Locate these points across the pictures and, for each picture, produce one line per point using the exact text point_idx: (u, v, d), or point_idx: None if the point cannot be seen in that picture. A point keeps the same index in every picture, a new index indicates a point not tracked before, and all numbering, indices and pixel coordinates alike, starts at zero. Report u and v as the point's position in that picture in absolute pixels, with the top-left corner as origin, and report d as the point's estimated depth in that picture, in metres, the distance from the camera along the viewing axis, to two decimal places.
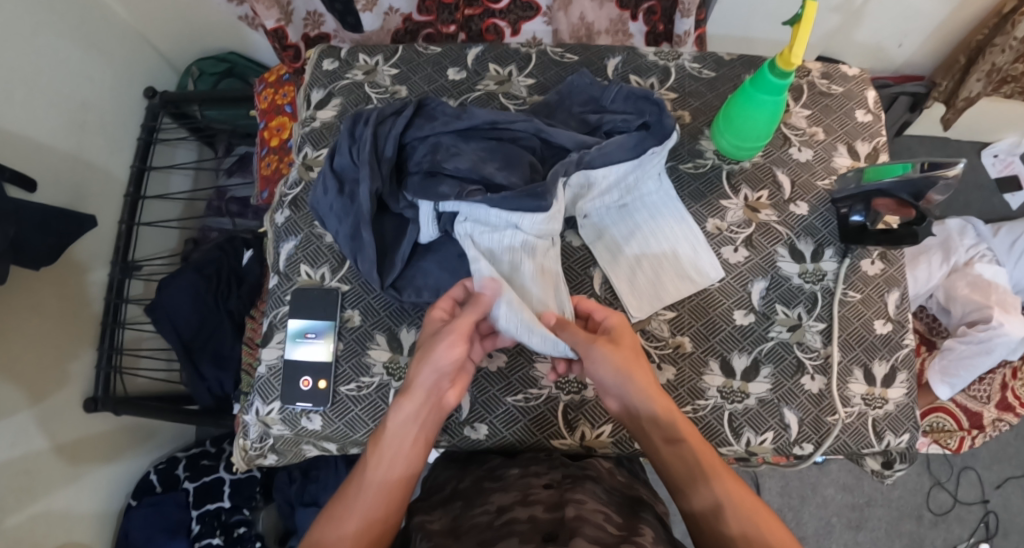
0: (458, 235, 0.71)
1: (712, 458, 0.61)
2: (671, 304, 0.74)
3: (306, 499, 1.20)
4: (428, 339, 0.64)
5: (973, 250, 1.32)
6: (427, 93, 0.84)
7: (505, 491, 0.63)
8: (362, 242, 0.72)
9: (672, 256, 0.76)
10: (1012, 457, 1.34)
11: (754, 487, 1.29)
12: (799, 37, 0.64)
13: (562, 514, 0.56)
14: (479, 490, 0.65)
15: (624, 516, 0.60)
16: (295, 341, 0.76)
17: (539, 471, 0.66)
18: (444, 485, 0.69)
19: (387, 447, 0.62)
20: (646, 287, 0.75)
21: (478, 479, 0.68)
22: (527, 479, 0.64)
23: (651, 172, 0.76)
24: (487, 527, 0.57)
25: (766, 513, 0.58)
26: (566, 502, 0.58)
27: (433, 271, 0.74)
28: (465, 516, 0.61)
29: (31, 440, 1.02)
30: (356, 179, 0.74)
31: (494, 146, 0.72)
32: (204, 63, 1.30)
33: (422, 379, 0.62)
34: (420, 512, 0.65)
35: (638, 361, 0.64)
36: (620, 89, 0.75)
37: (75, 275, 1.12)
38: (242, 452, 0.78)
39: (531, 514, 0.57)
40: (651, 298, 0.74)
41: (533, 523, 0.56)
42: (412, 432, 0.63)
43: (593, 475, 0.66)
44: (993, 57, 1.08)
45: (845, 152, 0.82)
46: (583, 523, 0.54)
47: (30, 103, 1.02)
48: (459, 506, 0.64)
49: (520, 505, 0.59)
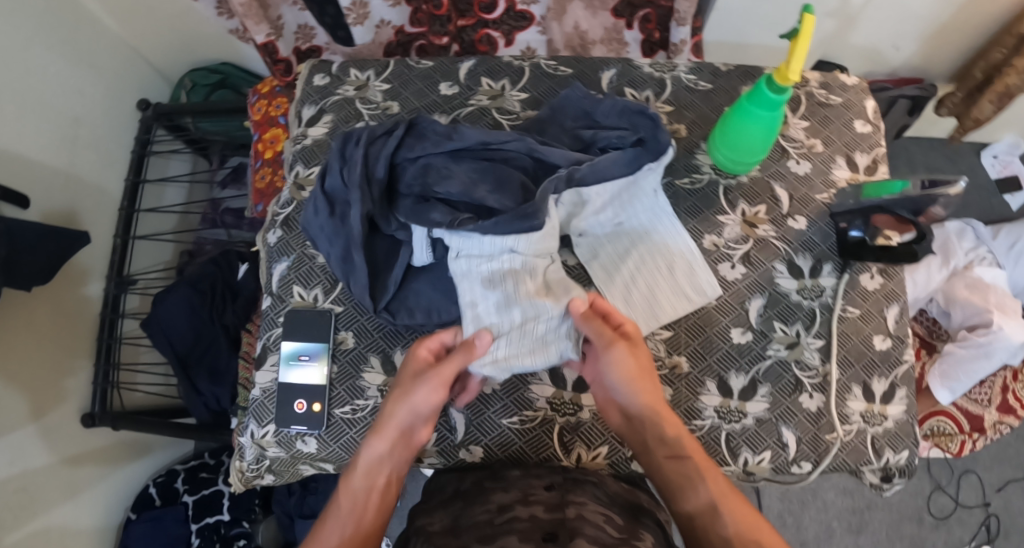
0: (454, 272, 0.69)
1: (707, 464, 0.64)
2: (667, 324, 0.73)
3: (305, 511, 1.19)
4: (408, 378, 0.66)
5: (973, 253, 1.32)
6: (419, 109, 0.83)
7: (505, 490, 0.63)
8: (354, 265, 0.71)
9: (668, 274, 0.74)
10: (1012, 460, 1.34)
11: (754, 495, 1.29)
12: (797, 52, 0.63)
13: (562, 515, 0.57)
14: (481, 489, 0.65)
15: (626, 518, 0.61)
16: (288, 364, 0.75)
17: (541, 473, 0.66)
18: (445, 485, 0.69)
19: (360, 480, 0.65)
20: (641, 304, 0.74)
21: (480, 479, 0.67)
22: (528, 480, 0.64)
23: (647, 189, 0.75)
24: (488, 525, 0.57)
25: (756, 518, 0.61)
26: (566, 502, 0.59)
27: (425, 292, 0.74)
28: (466, 515, 0.61)
29: (29, 457, 1.01)
30: (347, 200, 0.73)
31: (485, 167, 0.71)
32: (197, 75, 1.29)
33: (396, 419, 0.65)
34: (422, 513, 0.65)
35: (644, 366, 0.66)
36: (614, 103, 0.73)
37: (68, 290, 1.11)
38: (238, 474, 0.76)
39: (531, 514, 0.58)
40: (646, 316, 0.73)
41: (533, 522, 0.56)
42: (384, 473, 0.65)
43: (595, 480, 0.66)
44: (1007, 79, 1.09)
45: (844, 164, 0.81)
46: (583, 523, 0.56)
47: (22, 120, 1.01)
48: (460, 505, 0.63)
49: (521, 504, 0.60)
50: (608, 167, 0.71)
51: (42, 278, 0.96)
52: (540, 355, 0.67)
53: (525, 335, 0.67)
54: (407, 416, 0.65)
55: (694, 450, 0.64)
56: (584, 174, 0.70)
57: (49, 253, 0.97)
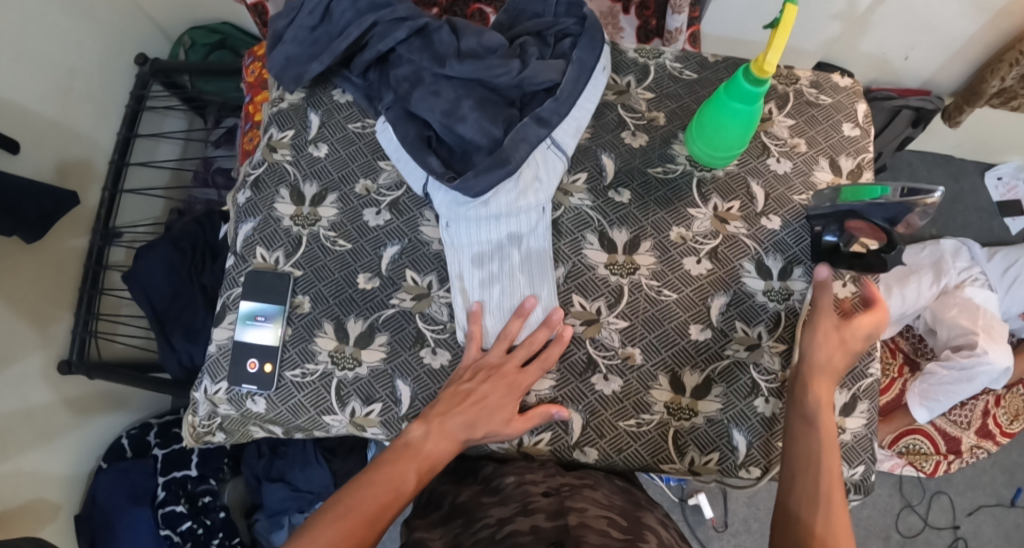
0: (390, 146, 0.77)
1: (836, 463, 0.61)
2: (592, 231, 0.74)
3: (273, 474, 1.21)
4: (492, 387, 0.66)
5: (966, 273, 1.27)
6: (379, 42, 0.77)
7: (504, 504, 0.61)
8: (321, 45, 0.79)
9: (546, 212, 0.73)
10: (986, 485, 1.32)
11: (720, 499, 1.28)
12: (775, 43, 0.60)
13: (565, 523, 0.54)
14: (478, 505, 0.63)
15: (627, 519, 0.59)
16: (245, 324, 0.74)
17: (536, 479, 0.65)
18: (440, 502, 0.68)
19: (418, 467, 0.62)
20: (529, 218, 0.72)
21: (477, 493, 0.66)
22: (525, 487, 0.63)
23: (564, 129, 0.75)
24: (489, 541, 0.54)
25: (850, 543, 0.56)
26: (567, 510, 0.57)
27: (350, 81, 0.81)
28: (467, 532, 0.59)
29: (4, 401, 1.00)
30: (324, 21, 0.79)
31: (428, 48, 0.76)
32: (196, 33, 1.30)
33: (463, 416, 0.65)
34: (420, 529, 0.63)
35: (845, 356, 0.67)
36: (571, 70, 0.75)
37: (54, 238, 1.12)
38: (190, 429, 0.76)
39: (533, 525, 0.55)
40: (540, 248, 0.72)
41: (536, 535, 0.53)
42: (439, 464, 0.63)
43: (592, 482, 0.66)
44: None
45: (826, 166, 0.78)
46: (588, 531, 0.53)
47: (17, 68, 1.01)
48: (460, 524, 0.61)
49: (522, 516, 0.57)
50: (540, 68, 0.74)
51: (34, 234, 0.98)
52: (513, 297, 0.71)
53: (502, 282, 0.71)
54: (484, 416, 0.65)
55: (830, 439, 0.62)
56: (522, 81, 0.73)
57: (25, 213, 0.96)
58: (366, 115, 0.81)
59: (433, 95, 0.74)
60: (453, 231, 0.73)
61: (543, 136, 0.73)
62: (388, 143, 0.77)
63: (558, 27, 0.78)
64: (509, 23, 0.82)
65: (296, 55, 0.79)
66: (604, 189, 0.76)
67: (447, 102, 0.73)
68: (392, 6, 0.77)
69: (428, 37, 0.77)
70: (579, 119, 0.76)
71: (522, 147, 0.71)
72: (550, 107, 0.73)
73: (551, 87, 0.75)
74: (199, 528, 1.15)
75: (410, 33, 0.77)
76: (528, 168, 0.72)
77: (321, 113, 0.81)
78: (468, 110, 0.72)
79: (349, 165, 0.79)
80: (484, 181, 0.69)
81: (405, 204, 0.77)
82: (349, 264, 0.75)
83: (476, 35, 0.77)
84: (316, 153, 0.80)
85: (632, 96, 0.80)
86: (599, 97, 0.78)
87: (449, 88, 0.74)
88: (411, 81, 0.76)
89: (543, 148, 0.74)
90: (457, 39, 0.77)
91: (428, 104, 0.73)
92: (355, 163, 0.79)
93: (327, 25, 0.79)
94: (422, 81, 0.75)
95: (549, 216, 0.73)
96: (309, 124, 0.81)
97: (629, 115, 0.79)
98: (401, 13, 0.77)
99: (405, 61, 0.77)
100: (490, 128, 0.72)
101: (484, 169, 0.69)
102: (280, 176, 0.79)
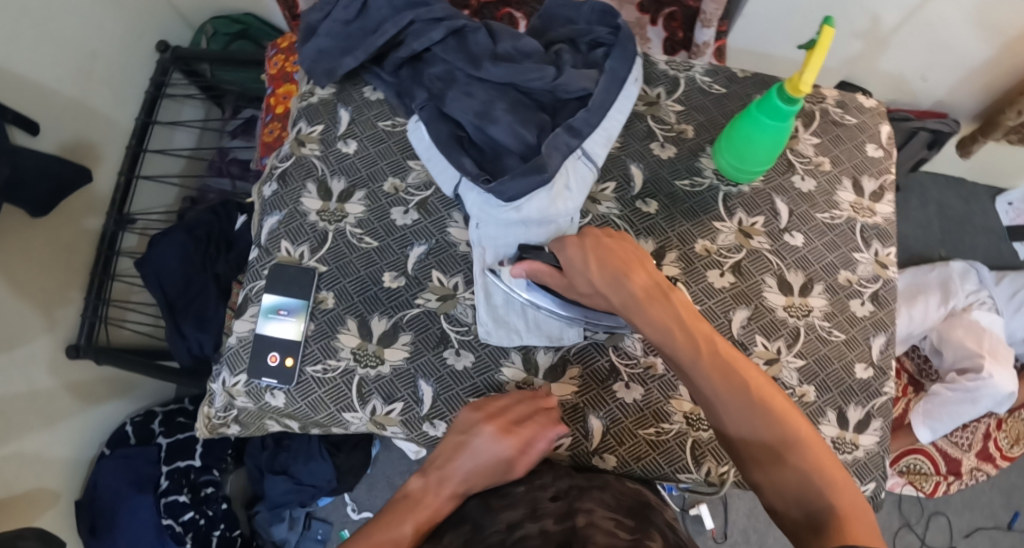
0: (420, 147, 0.78)
1: (739, 366, 0.55)
2: None
3: (276, 466, 1.19)
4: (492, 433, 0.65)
5: (974, 296, 1.29)
6: (415, 39, 0.77)
7: (513, 507, 0.59)
8: (355, 42, 0.79)
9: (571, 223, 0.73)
10: (984, 508, 1.33)
11: (721, 508, 1.29)
12: (811, 63, 0.60)
13: (572, 524, 0.53)
14: (486, 509, 0.60)
15: (634, 519, 0.59)
16: (267, 317, 0.74)
17: (545, 485, 0.63)
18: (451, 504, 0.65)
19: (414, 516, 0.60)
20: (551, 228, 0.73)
21: (484, 497, 0.63)
22: (534, 493, 0.61)
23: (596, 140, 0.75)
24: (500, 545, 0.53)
25: (833, 461, 0.51)
26: (576, 511, 0.56)
27: (382, 78, 0.81)
28: (476, 538, 0.56)
29: (7, 382, 0.99)
30: (360, 17, 0.79)
31: (462, 49, 0.77)
32: (219, 23, 1.31)
33: (461, 463, 0.63)
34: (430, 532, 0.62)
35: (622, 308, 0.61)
36: (604, 79, 0.76)
37: (69, 220, 1.12)
38: (206, 420, 0.76)
39: (542, 528, 0.54)
40: None
41: (545, 537, 0.52)
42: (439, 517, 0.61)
43: (601, 484, 0.65)
44: None
45: (849, 186, 0.79)
46: (594, 531, 0.52)
47: (37, 46, 1.01)
48: (468, 530, 0.58)
49: (530, 520, 0.56)
50: (574, 76, 0.75)
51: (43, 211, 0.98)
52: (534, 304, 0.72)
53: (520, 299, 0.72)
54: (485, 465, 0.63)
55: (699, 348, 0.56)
56: (556, 87, 0.74)
57: (40, 189, 0.96)
58: (397, 113, 0.81)
59: (467, 96, 0.74)
60: (482, 233, 0.73)
61: (574, 145, 0.73)
62: (418, 144, 0.78)
63: (591, 36, 0.79)
64: (543, 28, 0.83)
65: (330, 49, 0.79)
66: (631, 199, 0.77)
67: (481, 104, 0.74)
68: (429, 6, 0.78)
69: (464, 38, 0.78)
70: (609, 130, 0.77)
71: (554, 155, 0.71)
72: (582, 117, 0.74)
73: (583, 95, 0.76)
74: (201, 518, 1.15)
75: (446, 33, 0.77)
76: (559, 178, 0.72)
77: (351, 109, 0.82)
78: (501, 113, 0.73)
79: (378, 163, 0.79)
80: (517, 186, 0.69)
81: (433, 205, 0.78)
82: (375, 262, 0.76)
83: (512, 40, 0.77)
84: (345, 150, 0.80)
85: (661, 108, 0.81)
86: (629, 109, 0.79)
87: (482, 90, 0.75)
88: (445, 81, 0.77)
89: (574, 158, 0.74)
90: (493, 42, 0.77)
91: (461, 105, 0.74)
92: (384, 161, 0.80)
93: (362, 21, 0.79)
94: (456, 82, 0.76)
95: (577, 225, 0.74)
96: (339, 119, 0.82)
97: (658, 126, 0.80)
98: (438, 13, 0.77)
99: (440, 61, 0.78)
100: (523, 132, 0.72)
101: (520, 174, 0.69)
102: (307, 170, 0.79)
